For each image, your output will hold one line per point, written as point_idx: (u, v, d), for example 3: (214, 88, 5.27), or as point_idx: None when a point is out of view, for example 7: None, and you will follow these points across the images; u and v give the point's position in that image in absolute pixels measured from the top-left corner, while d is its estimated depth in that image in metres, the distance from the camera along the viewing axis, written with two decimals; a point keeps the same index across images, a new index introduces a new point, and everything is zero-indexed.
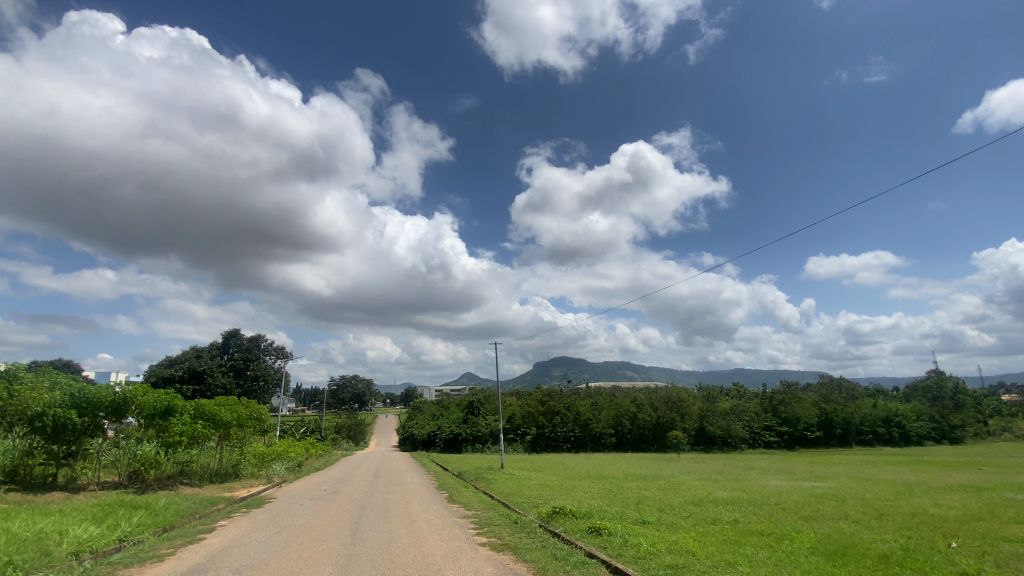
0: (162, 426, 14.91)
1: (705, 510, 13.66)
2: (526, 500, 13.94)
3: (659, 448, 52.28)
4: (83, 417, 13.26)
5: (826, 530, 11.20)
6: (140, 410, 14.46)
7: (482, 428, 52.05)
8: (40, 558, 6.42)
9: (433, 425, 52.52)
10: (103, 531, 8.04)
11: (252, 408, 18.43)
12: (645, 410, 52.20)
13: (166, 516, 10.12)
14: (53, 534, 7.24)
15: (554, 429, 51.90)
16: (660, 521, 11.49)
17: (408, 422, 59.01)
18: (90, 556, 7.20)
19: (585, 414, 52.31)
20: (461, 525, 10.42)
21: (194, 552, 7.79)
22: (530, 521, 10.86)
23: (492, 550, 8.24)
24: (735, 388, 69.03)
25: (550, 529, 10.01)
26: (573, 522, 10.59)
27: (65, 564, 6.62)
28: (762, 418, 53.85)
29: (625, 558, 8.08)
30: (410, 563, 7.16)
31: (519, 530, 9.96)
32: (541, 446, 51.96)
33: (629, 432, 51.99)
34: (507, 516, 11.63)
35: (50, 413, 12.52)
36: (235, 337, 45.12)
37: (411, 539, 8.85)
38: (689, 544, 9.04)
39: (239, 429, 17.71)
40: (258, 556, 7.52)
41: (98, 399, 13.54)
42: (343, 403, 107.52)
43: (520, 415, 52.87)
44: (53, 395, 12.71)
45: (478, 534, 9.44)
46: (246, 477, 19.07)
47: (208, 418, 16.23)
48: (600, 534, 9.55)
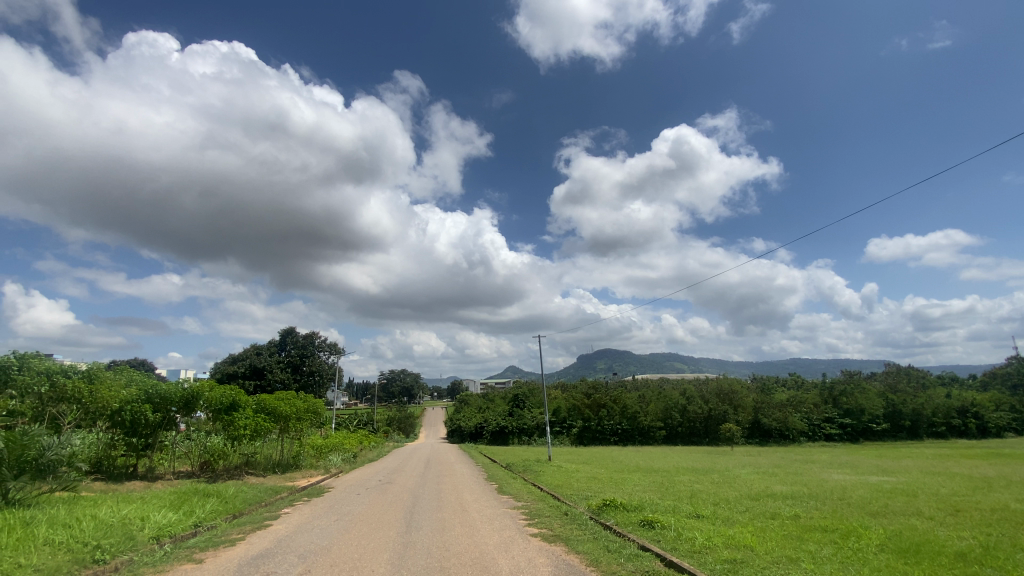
0: (227, 420, 15.62)
1: (764, 504, 13.15)
2: (576, 492, 13.89)
3: (711, 441, 50.92)
4: (157, 411, 14.22)
5: (896, 527, 10.52)
6: (208, 404, 15.31)
7: (528, 421, 52.21)
8: (124, 543, 6.94)
9: (480, 418, 53.43)
10: (180, 517, 8.61)
11: (309, 402, 19.19)
12: (696, 402, 50.78)
13: (236, 503, 10.75)
14: (135, 521, 7.81)
15: (600, 421, 51.53)
16: (716, 515, 11.15)
17: (455, 415, 60.34)
18: (169, 540, 7.72)
19: (633, 406, 51.49)
20: (511, 515, 10.51)
21: (261, 538, 8.22)
22: (580, 513, 10.81)
23: (544, 541, 8.25)
24: (792, 378, 66.24)
25: (602, 522, 9.91)
26: (625, 515, 10.46)
27: (146, 548, 7.11)
28: (822, 410, 51.39)
29: (679, 552, 7.91)
30: (463, 552, 7.28)
31: (570, 521, 9.95)
32: (588, 438, 51.75)
33: (680, 424, 50.79)
34: (557, 508, 11.64)
35: (126, 408, 13.56)
36: (291, 335, 47.33)
37: (464, 528, 9.01)
38: (747, 539, 8.72)
39: (298, 422, 18.46)
40: (321, 542, 7.86)
41: (168, 395, 14.47)
42: (393, 396, 110.71)
43: (566, 408, 52.90)
44: (129, 392, 13.81)
45: (529, 525, 9.48)
46: (305, 468, 19.97)
47: (269, 412, 16.99)
48: (655, 528, 9.36)
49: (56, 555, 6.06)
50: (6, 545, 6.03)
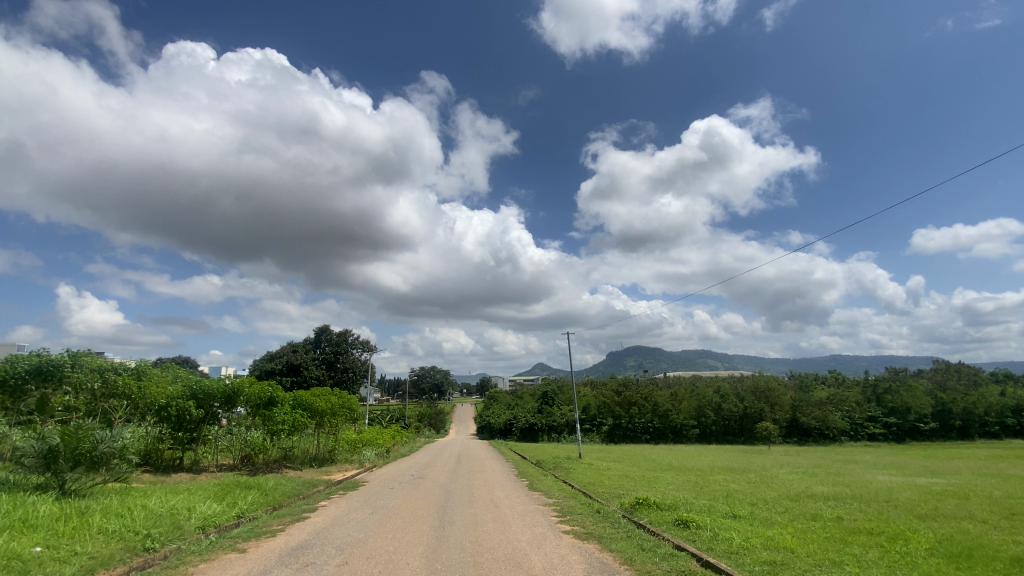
0: (267, 415, 16.03)
1: (804, 505, 12.72)
2: (608, 490, 13.77)
3: (746, 440, 49.68)
4: (201, 407, 14.75)
5: (947, 530, 10.02)
6: (248, 399, 15.81)
7: (557, 418, 52.00)
8: (173, 532, 7.26)
9: (509, 415, 53.74)
10: (224, 508, 8.93)
11: (343, 398, 19.61)
12: (731, 400, 49.56)
13: (276, 496, 11.11)
14: (182, 511, 8.15)
15: (631, 419, 50.97)
16: (754, 516, 10.84)
17: (485, 411, 60.82)
18: (214, 530, 8.01)
19: (665, 404, 50.72)
20: (543, 512, 10.48)
21: (300, 530, 8.46)
22: (613, 511, 10.69)
23: (576, 538, 8.21)
24: (832, 376, 63.94)
25: (635, 520, 9.80)
26: (659, 514, 10.30)
27: (193, 537, 7.42)
28: (864, 408, 49.43)
29: (716, 552, 7.74)
30: (496, 548, 7.29)
31: (603, 519, 9.86)
32: (619, 436, 51.29)
33: (714, 423, 49.71)
34: (589, 505, 11.57)
35: (172, 404, 14.05)
36: (326, 332, 48.57)
37: (496, 524, 9.04)
38: (787, 541, 8.46)
39: (333, 417, 18.89)
40: (357, 534, 8.05)
41: (211, 391, 15.02)
42: (423, 392, 112.25)
43: (596, 406, 52.57)
44: (175, 389, 14.36)
45: (561, 522, 9.43)
46: (341, 462, 20.43)
47: (305, 407, 17.44)
48: (690, 528, 9.18)
49: (110, 542, 6.38)
50: (64, 532, 6.38)
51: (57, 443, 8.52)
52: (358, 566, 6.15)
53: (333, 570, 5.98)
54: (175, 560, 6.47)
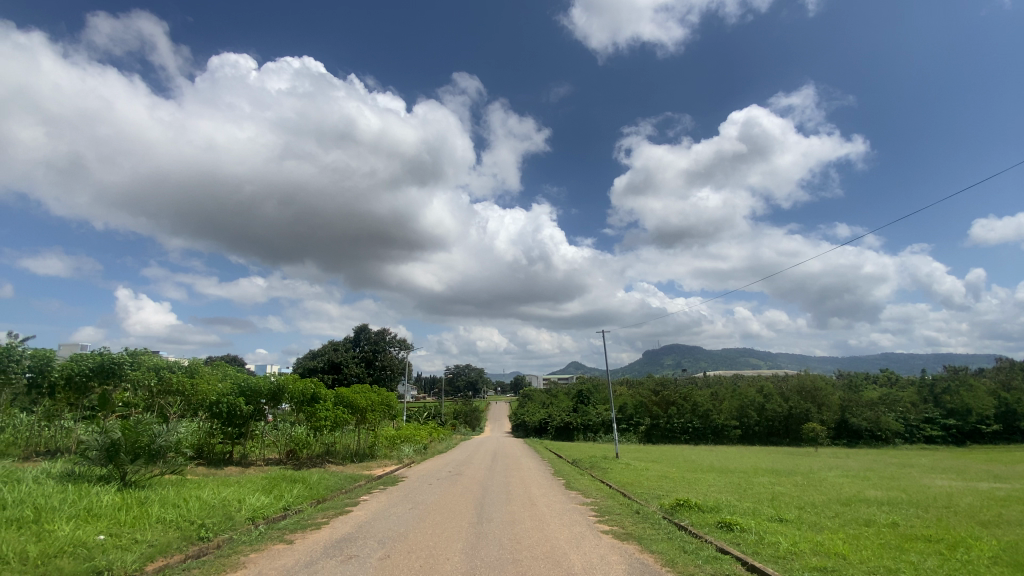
0: (310, 411, 16.54)
1: (856, 510, 12.12)
2: (647, 491, 13.55)
3: (792, 441, 47.88)
4: (249, 403, 15.36)
5: (1014, 539, 9.37)
6: (292, 396, 16.36)
7: (593, 418, 51.47)
8: (225, 522, 7.59)
9: (544, 413, 53.79)
10: (272, 500, 9.29)
11: (382, 395, 20.04)
12: (775, 400, 47.82)
13: (320, 489, 11.47)
14: (233, 502, 8.51)
15: (670, 419, 50.02)
16: (802, 520, 10.41)
17: (519, 409, 61.03)
18: (263, 521, 8.33)
19: (705, 404, 49.45)
20: (581, 511, 10.42)
21: (343, 523, 8.69)
22: (653, 512, 10.50)
23: (616, 538, 8.11)
24: (884, 375, 60.83)
25: (676, 522, 9.58)
26: (700, 516, 10.04)
27: (243, 527, 7.73)
28: (920, 409, 46.81)
29: (762, 556, 7.49)
30: (535, 546, 7.27)
31: (642, 520, 9.69)
32: (657, 437, 50.44)
33: (757, 424, 48.10)
34: (627, 505, 11.42)
35: (223, 400, 14.79)
36: (365, 331, 49.81)
37: (534, 522, 9.03)
38: (839, 547, 8.08)
39: (373, 414, 19.33)
40: (398, 528, 8.21)
41: (258, 388, 15.64)
42: (458, 390, 113.63)
43: (633, 405, 51.91)
44: (225, 386, 15.07)
45: (600, 522, 9.33)
46: (380, 457, 20.89)
47: (347, 404, 17.92)
48: (734, 531, 8.90)
49: (168, 531, 6.71)
50: (126, 521, 6.77)
51: (118, 437, 9.03)
52: (400, 560, 6.25)
53: (375, 563, 6.11)
54: (228, 549, 6.76)
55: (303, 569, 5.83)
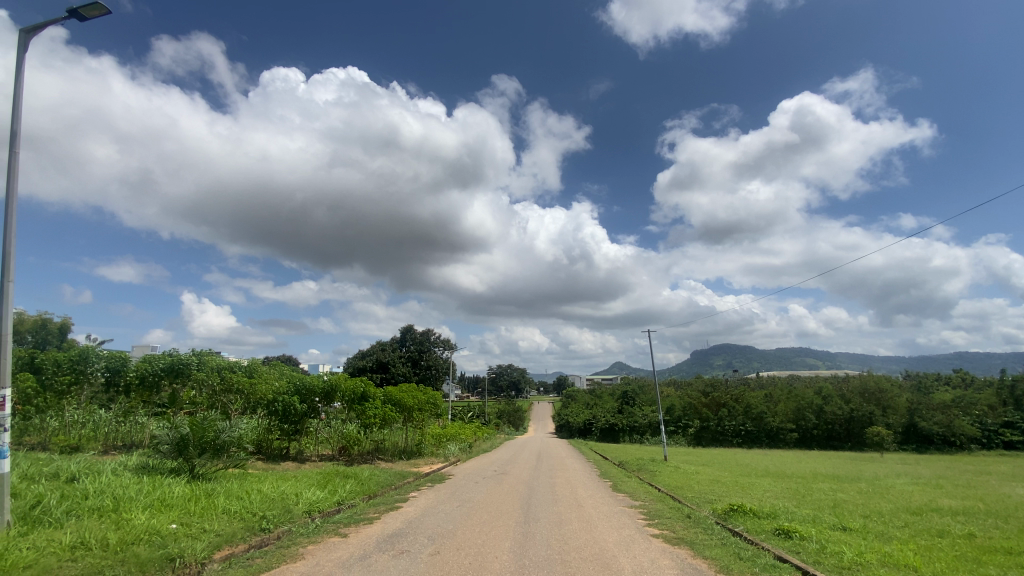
0: (360, 409, 17.07)
1: (927, 520, 11.29)
2: (698, 495, 13.13)
3: (854, 446, 45.25)
4: (303, 401, 16.00)
5: None
6: (344, 395, 16.92)
7: (639, 419, 50.45)
8: (284, 514, 7.94)
9: (588, 414, 53.29)
10: (326, 495, 9.62)
11: (429, 394, 20.38)
12: (835, 402, 45.37)
13: (371, 485, 11.82)
14: (291, 496, 8.89)
15: (721, 422, 48.42)
16: (868, 529, 9.79)
17: (563, 409, 60.74)
18: (319, 514, 8.64)
19: (758, 406, 47.46)
20: (630, 514, 10.23)
21: (394, 518, 8.90)
22: (705, 517, 10.16)
23: (667, 542, 7.90)
24: (958, 375, 56.43)
25: (729, 528, 9.23)
26: (756, 522, 9.64)
27: (301, 520, 8.05)
28: (999, 412, 43.16)
29: (824, 566, 7.10)
30: (583, 547, 7.19)
31: (694, 525, 9.40)
32: (707, 439, 49.09)
33: (815, 427, 45.69)
34: (678, 509, 11.10)
35: (279, 398, 15.49)
36: (410, 331, 50.92)
37: (581, 523, 8.93)
38: (910, 559, 7.56)
39: (420, 412, 19.71)
40: (446, 525, 8.32)
41: (312, 386, 16.29)
42: (501, 390, 114.34)
43: (681, 407, 50.68)
44: (282, 385, 15.78)
45: (650, 525, 9.14)
46: (428, 455, 21.26)
47: (395, 402, 18.38)
48: (793, 539, 8.48)
49: (233, 522, 7.08)
50: (195, 511, 7.20)
51: (186, 432, 9.65)
52: (449, 556, 6.32)
53: (426, 559, 6.19)
54: (287, 541, 7.05)
55: (357, 562, 6.00)
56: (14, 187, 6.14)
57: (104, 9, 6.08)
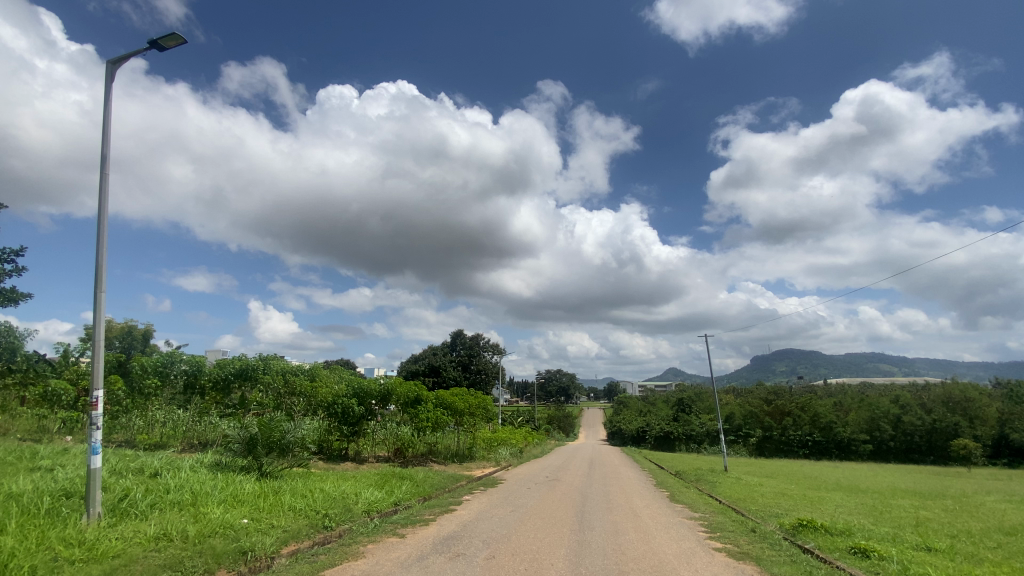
0: (414, 412, 17.52)
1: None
2: (763, 508, 12.48)
3: (937, 460, 41.61)
4: (360, 404, 16.55)
5: None
6: (398, 398, 17.40)
7: (696, 428, 48.67)
8: (345, 513, 8.21)
9: (642, 422, 52.02)
10: (384, 495, 9.88)
11: (480, 398, 20.54)
12: (914, 412, 41.99)
13: (426, 487, 12.03)
14: (351, 495, 9.18)
15: (785, 432, 45.90)
16: (957, 551, 8.92)
17: (615, 416, 59.62)
18: (377, 514, 8.89)
19: (827, 415, 44.60)
20: (689, 526, 9.84)
21: (449, 521, 8.99)
22: (771, 532, 9.61)
23: (730, 557, 7.53)
24: None
25: (799, 544, 8.70)
26: (828, 539, 9.02)
27: (361, 520, 8.29)
28: None
29: None
30: (642, 558, 6.98)
31: (759, 539, 8.92)
32: (770, 450, 46.72)
33: (892, 439, 42.38)
34: (741, 523, 10.56)
35: (339, 401, 16.11)
36: (461, 336, 51.73)
37: (638, 534, 8.69)
38: None
39: (471, 416, 19.90)
40: (501, 530, 8.34)
41: (369, 390, 16.83)
42: (550, 395, 113.71)
43: (741, 415, 48.53)
44: (341, 388, 16.39)
45: (711, 539, 8.76)
46: (479, 459, 21.40)
47: (447, 407, 18.66)
48: (872, 558, 7.87)
49: (298, 519, 7.39)
50: (264, 507, 7.58)
51: (256, 432, 10.24)
52: (505, 561, 6.30)
53: (482, 562, 6.21)
54: (348, 539, 7.28)
55: (416, 562, 6.10)
56: (105, 205, 6.72)
57: (181, 39, 6.56)
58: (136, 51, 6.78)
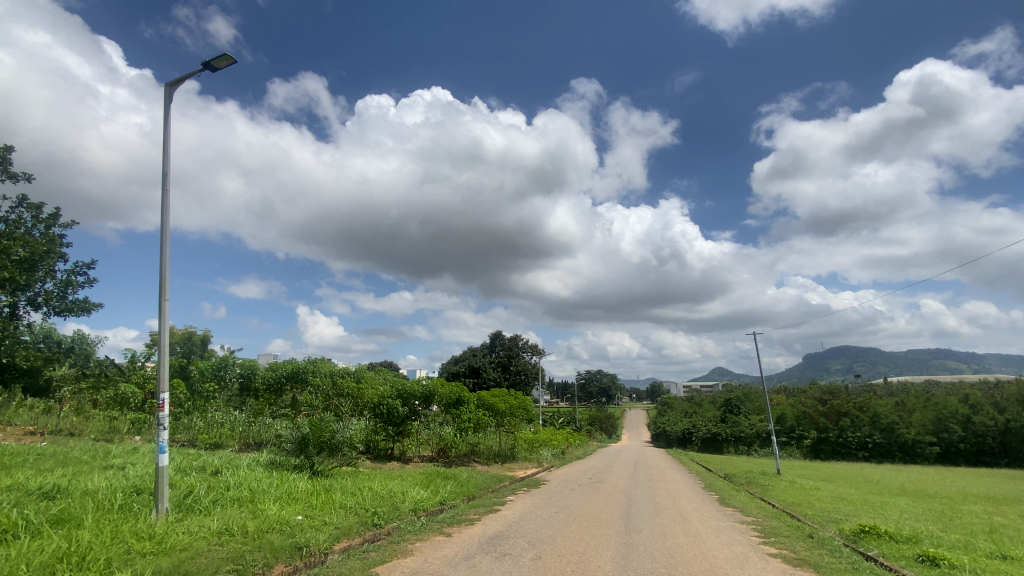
0: (456, 413, 17.79)
1: None
2: (819, 513, 11.92)
3: (1014, 463, 38.64)
4: (405, 405, 16.91)
5: None
6: (441, 399, 17.71)
7: (745, 429, 46.98)
8: (393, 511, 8.40)
9: (688, 423, 50.72)
10: (429, 494, 10.05)
11: (521, 399, 20.57)
12: (985, 412, 39.18)
13: (469, 487, 12.15)
14: (398, 494, 9.39)
15: (842, 433, 43.62)
16: None
17: (659, 417, 58.33)
18: (424, 513, 9.03)
19: (888, 415, 42.12)
20: (741, 531, 9.51)
21: (494, 521, 9.04)
22: (830, 538, 9.15)
23: (787, 563, 7.22)
24: None
25: (861, 551, 8.24)
26: (894, 547, 8.49)
27: (408, 518, 8.45)
28: None
29: None
30: (691, 563, 6.80)
31: (818, 545, 8.52)
32: (826, 452, 44.54)
33: (962, 441, 39.67)
34: (797, 528, 10.12)
35: (384, 402, 16.52)
36: (499, 337, 51.95)
37: (687, 537, 8.45)
38: None
39: (512, 417, 19.96)
40: (546, 531, 8.30)
41: (413, 391, 17.15)
42: (591, 396, 112.36)
43: (794, 416, 46.50)
44: (386, 389, 16.78)
45: (766, 544, 8.43)
46: (522, 459, 21.41)
47: (489, 407, 18.82)
48: (942, 567, 7.35)
49: (349, 516, 7.62)
50: (317, 505, 7.86)
51: (307, 432, 10.66)
52: (551, 562, 6.28)
53: (528, 563, 6.21)
54: (397, 537, 7.43)
55: (463, 561, 6.17)
56: (167, 219, 7.15)
57: (231, 59, 6.89)
58: (190, 73, 7.17)
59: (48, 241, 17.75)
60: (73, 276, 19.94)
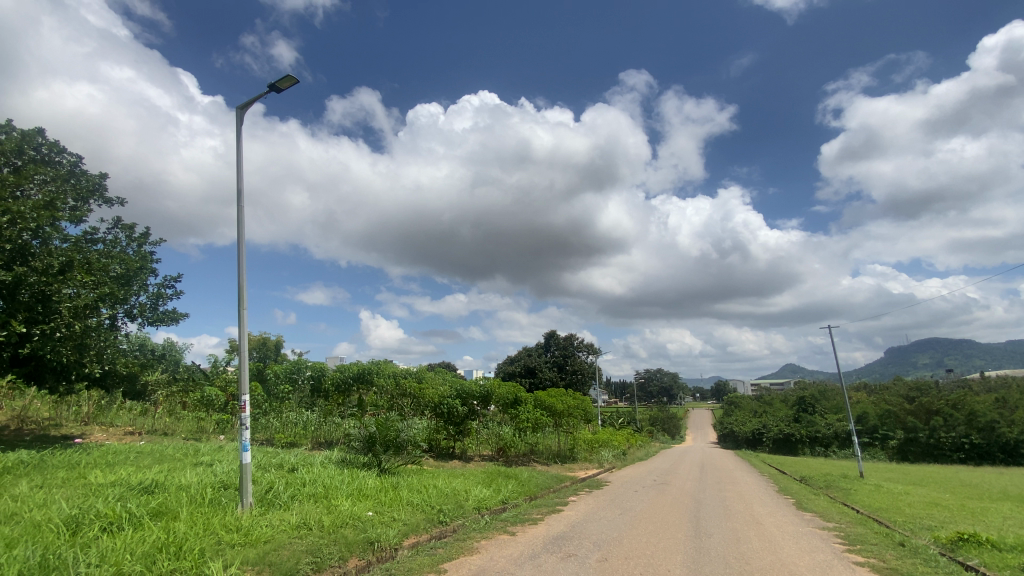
0: (514, 413, 17.90)
1: None
2: (910, 520, 10.97)
3: None
4: (464, 404, 17.19)
5: None
6: (498, 399, 17.88)
7: (821, 429, 44.17)
8: (457, 509, 8.55)
9: (758, 423, 48.28)
10: (492, 493, 10.15)
11: (579, 399, 20.36)
12: None
13: (531, 487, 12.17)
14: (461, 492, 9.56)
15: (934, 434, 39.98)
16: None
17: (726, 416, 55.93)
18: (488, 512, 9.14)
19: (987, 413, 38.17)
20: (822, 537, 8.93)
21: (558, 521, 8.99)
22: (923, 546, 8.39)
23: (874, 573, 6.70)
24: None
25: (960, 561, 7.51)
26: (998, 556, 7.68)
27: (472, 515, 8.58)
28: None
29: None
30: (767, 569, 6.46)
31: (910, 554, 7.84)
32: (916, 454, 41.05)
33: None
34: (885, 535, 9.35)
35: (444, 401, 16.87)
36: (554, 336, 51.73)
37: (763, 543, 8.02)
38: None
39: (571, 417, 19.82)
40: (611, 532, 8.16)
41: (471, 391, 17.42)
42: (652, 395, 109.53)
43: (877, 415, 43.17)
44: (446, 390, 17.13)
45: (850, 551, 7.87)
46: (581, 460, 21.20)
47: (546, 407, 18.77)
48: None
49: (416, 513, 7.84)
50: (386, 501, 8.15)
51: (374, 431, 11.11)
52: (619, 564, 6.16)
53: (595, 564, 6.15)
54: (462, 534, 7.57)
55: (528, 560, 6.18)
56: (243, 233, 7.65)
57: (294, 79, 7.27)
58: (259, 95, 7.65)
59: (141, 258, 19.55)
60: (163, 288, 21.80)
